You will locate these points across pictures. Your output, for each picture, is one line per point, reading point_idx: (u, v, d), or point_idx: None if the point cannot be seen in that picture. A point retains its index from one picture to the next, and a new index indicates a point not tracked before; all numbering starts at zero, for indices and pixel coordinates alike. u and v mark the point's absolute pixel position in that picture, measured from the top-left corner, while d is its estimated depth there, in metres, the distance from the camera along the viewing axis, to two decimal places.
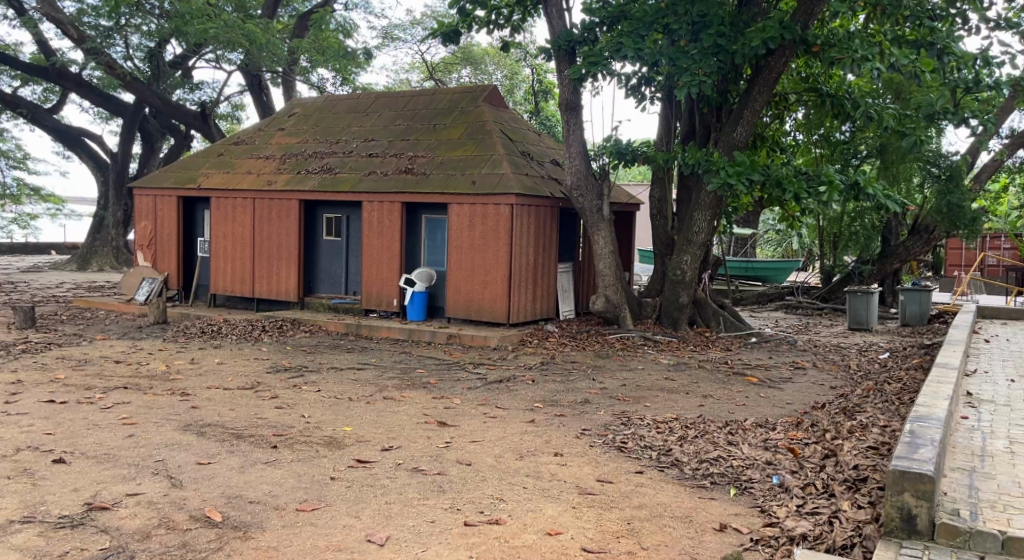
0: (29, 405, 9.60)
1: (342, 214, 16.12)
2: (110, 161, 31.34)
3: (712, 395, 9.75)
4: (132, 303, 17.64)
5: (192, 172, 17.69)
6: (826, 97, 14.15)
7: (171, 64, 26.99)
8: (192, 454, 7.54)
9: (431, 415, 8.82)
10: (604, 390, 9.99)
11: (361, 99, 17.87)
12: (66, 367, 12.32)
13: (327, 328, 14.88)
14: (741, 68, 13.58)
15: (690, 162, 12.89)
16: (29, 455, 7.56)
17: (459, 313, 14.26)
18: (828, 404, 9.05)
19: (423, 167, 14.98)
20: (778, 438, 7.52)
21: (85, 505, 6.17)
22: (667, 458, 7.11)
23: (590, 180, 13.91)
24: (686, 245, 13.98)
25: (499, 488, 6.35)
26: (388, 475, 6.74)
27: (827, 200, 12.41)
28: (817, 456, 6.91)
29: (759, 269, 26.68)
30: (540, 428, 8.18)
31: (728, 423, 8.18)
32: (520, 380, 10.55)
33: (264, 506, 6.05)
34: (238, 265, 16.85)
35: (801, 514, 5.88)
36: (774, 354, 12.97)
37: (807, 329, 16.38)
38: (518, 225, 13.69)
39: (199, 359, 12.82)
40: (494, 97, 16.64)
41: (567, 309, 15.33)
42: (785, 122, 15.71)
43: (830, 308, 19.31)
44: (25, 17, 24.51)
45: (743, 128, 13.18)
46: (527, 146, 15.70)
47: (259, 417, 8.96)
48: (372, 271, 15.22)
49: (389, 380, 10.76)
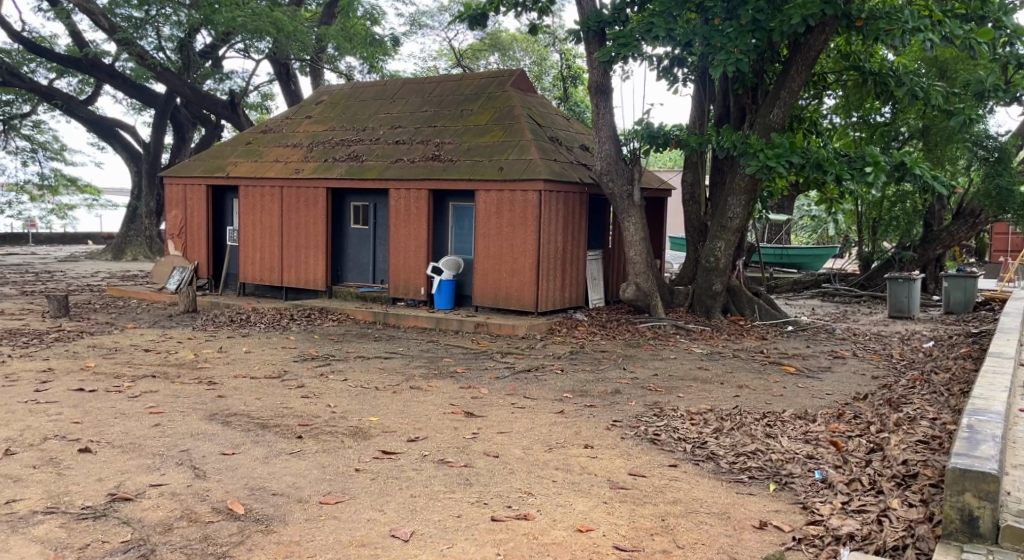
0: (59, 394, 9.57)
1: (370, 202, 15.98)
2: (142, 151, 31.57)
3: (748, 385, 9.51)
4: (163, 292, 17.70)
5: (221, 161, 17.66)
6: (868, 76, 13.75)
7: (201, 55, 27.08)
8: (216, 444, 7.42)
9: (459, 405, 8.66)
10: (635, 380, 9.77)
11: (388, 86, 17.74)
12: (97, 355, 12.30)
13: (355, 317, 14.79)
14: (777, 46, 13.25)
15: (726, 145, 12.59)
16: (55, 444, 7.48)
17: (487, 301, 14.08)
18: (871, 395, 8.77)
19: (450, 154, 14.79)
20: (819, 431, 7.25)
21: (107, 496, 6.06)
22: (702, 452, 6.88)
23: (620, 165, 13.64)
24: (720, 231, 13.67)
25: (527, 481, 6.16)
26: (414, 467, 6.57)
27: (873, 180, 12.11)
28: (861, 450, 6.64)
29: (794, 256, 26.30)
30: (569, 419, 7.99)
31: (765, 414, 7.93)
32: (550, 369, 10.36)
33: (287, 498, 5.91)
34: (267, 254, 16.79)
35: (847, 512, 5.64)
36: (812, 343, 12.64)
37: (846, 317, 16.01)
38: (546, 211, 13.45)
39: (228, 348, 12.75)
40: (521, 81, 16.39)
41: (596, 297, 15.10)
42: (822, 104, 15.36)
43: (869, 296, 18.88)
44: (58, 8, 24.60)
45: (780, 109, 12.84)
46: (556, 131, 15.45)
47: (285, 406, 8.84)
48: (399, 259, 15.08)
49: (416, 369, 10.62)
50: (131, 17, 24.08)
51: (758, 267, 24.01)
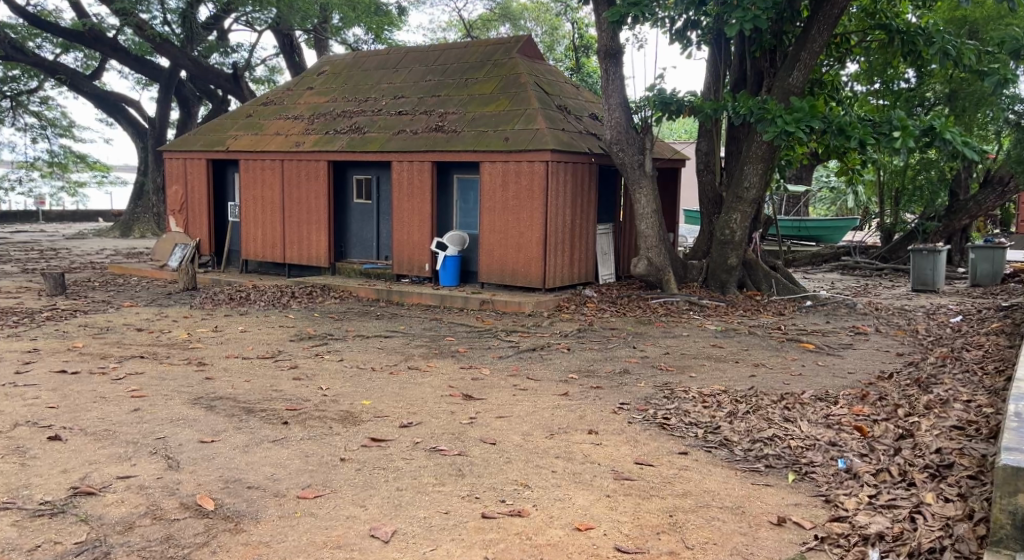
0: (40, 376, 9.13)
1: (372, 175, 15.43)
2: (148, 127, 31.07)
3: (765, 363, 8.98)
4: (165, 271, 17.26)
5: (221, 135, 17.13)
6: (896, 34, 13.07)
7: (206, 27, 26.53)
8: (196, 431, 6.95)
9: (457, 387, 8.15)
10: (644, 359, 9.24)
11: (391, 55, 17.13)
12: (86, 335, 11.88)
13: (357, 295, 14.29)
14: (797, 5, 12.58)
15: (742, 111, 12.00)
16: (25, 431, 7.04)
17: (493, 277, 13.55)
18: (897, 374, 8.22)
19: (453, 124, 14.20)
20: (842, 414, 6.71)
21: (70, 490, 5.60)
22: (715, 438, 6.34)
23: (631, 134, 13.01)
24: (736, 202, 13.09)
25: (525, 471, 5.66)
26: (404, 456, 6.07)
27: (901, 145, 11.49)
28: (889, 436, 6.09)
29: (813, 228, 25.65)
30: (575, 402, 7.46)
31: (784, 396, 7.38)
32: (556, 348, 9.84)
33: (262, 492, 5.42)
34: (269, 230, 16.29)
35: (875, 508, 5.11)
36: (832, 318, 12.05)
37: (867, 291, 15.36)
38: (554, 183, 12.87)
39: (223, 327, 12.28)
40: (529, 48, 15.75)
41: (607, 272, 14.54)
42: (843, 68, 14.71)
43: (891, 269, 18.21)
44: None
45: (800, 72, 12.23)
46: (564, 99, 14.82)
47: (273, 389, 8.36)
48: (403, 234, 14.55)
49: (415, 348, 10.13)
50: None
51: (776, 240, 23.37)
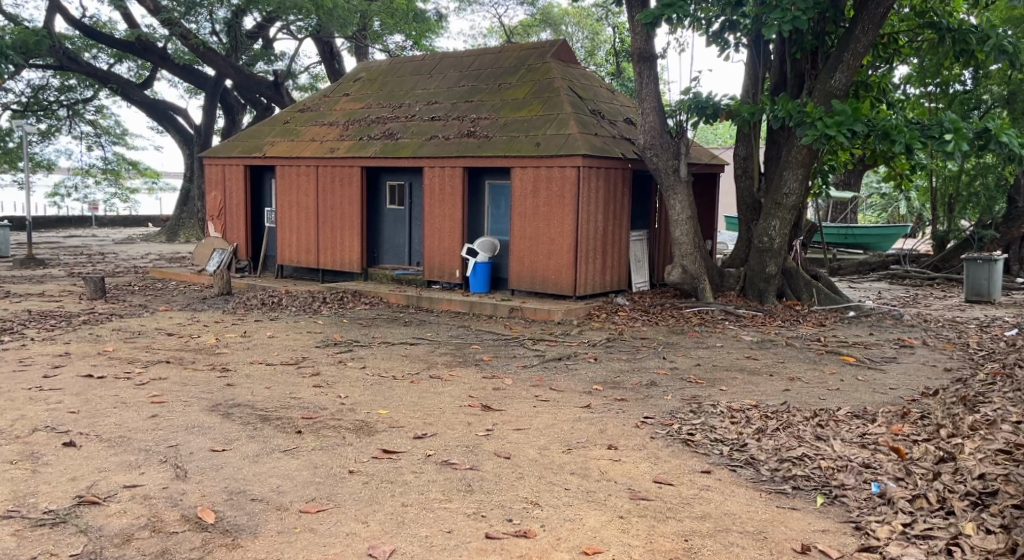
0: (65, 380, 9.12)
1: (405, 181, 15.35)
2: (195, 134, 31.41)
3: (801, 377, 8.62)
4: (202, 275, 17.36)
5: (258, 141, 17.18)
6: (947, 33, 12.65)
7: (250, 35, 26.84)
8: (209, 439, 6.84)
9: (477, 397, 7.96)
10: (674, 371, 8.96)
11: (426, 60, 17.06)
12: (118, 338, 11.92)
13: (388, 301, 14.18)
14: (840, 4, 12.23)
15: (781, 115, 11.68)
16: (42, 436, 6.98)
17: (523, 284, 13.35)
18: (943, 391, 7.85)
19: (486, 129, 14.04)
20: (879, 433, 6.39)
21: (75, 498, 5.50)
22: (741, 456, 6.06)
23: (665, 139, 12.74)
24: (774, 209, 12.75)
25: (536, 488, 5.46)
26: (413, 469, 5.89)
27: (954, 148, 11.05)
28: (928, 459, 5.75)
29: (861, 236, 25.07)
30: (596, 415, 7.22)
31: (817, 412, 7.06)
32: (582, 358, 9.61)
33: (264, 505, 5.30)
34: (303, 235, 16.27)
35: (908, 538, 4.84)
36: (876, 330, 11.64)
37: (917, 301, 14.88)
38: (586, 189, 12.63)
39: (252, 332, 12.23)
40: (563, 52, 15.55)
41: (641, 280, 14.25)
42: (892, 70, 14.28)
43: (943, 278, 17.62)
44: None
45: (842, 74, 11.86)
46: (599, 104, 14.58)
47: (293, 397, 8.24)
48: (434, 240, 14.41)
49: (440, 356, 9.97)
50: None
51: (820, 248, 22.82)
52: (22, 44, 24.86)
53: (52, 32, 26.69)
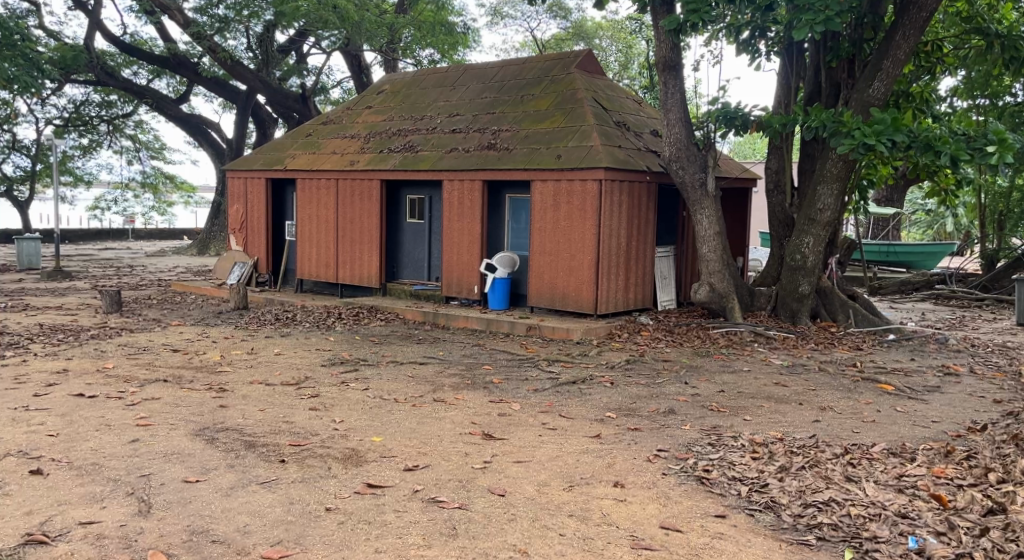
0: (54, 400, 8.67)
1: (426, 195, 14.89)
2: (229, 148, 31.22)
3: (834, 407, 7.94)
4: (222, 289, 17.02)
5: (279, 153, 16.79)
6: (994, 38, 11.93)
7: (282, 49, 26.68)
8: (185, 469, 6.34)
9: (480, 424, 7.38)
10: (695, 398, 8.29)
11: (448, 74, 16.58)
12: (121, 355, 11.49)
13: (404, 317, 13.66)
14: (878, 10, 11.59)
15: (814, 125, 11.03)
16: (9, 462, 6.53)
17: (542, 301, 12.78)
18: (992, 426, 7.16)
19: (506, 142, 13.53)
20: (918, 476, 5.71)
21: (23, 536, 5.08)
22: (761, 498, 5.42)
23: (692, 150, 12.14)
24: (808, 225, 12.07)
25: (527, 534, 4.93)
26: (396, 507, 5.32)
27: (999, 162, 10.29)
28: (974, 510, 5.10)
29: (903, 253, 24.15)
30: (605, 446, 6.62)
31: (848, 449, 6.39)
32: (598, 382, 8.99)
33: (225, 549, 4.86)
34: (323, 249, 15.81)
35: None
36: (917, 355, 10.89)
37: (963, 323, 14.04)
38: (608, 203, 12.07)
39: (260, 349, 11.74)
40: (590, 62, 15.00)
41: (666, 298, 13.61)
42: (935, 80, 13.53)
43: (992, 299, 16.73)
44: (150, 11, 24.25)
45: (882, 83, 11.17)
46: (624, 116, 13.99)
47: (285, 421, 7.72)
48: (453, 254, 13.90)
49: (448, 378, 9.38)
50: (218, 15, 23.59)
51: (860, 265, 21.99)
52: (59, 59, 24.87)
53: (90, 47, 26.66)
